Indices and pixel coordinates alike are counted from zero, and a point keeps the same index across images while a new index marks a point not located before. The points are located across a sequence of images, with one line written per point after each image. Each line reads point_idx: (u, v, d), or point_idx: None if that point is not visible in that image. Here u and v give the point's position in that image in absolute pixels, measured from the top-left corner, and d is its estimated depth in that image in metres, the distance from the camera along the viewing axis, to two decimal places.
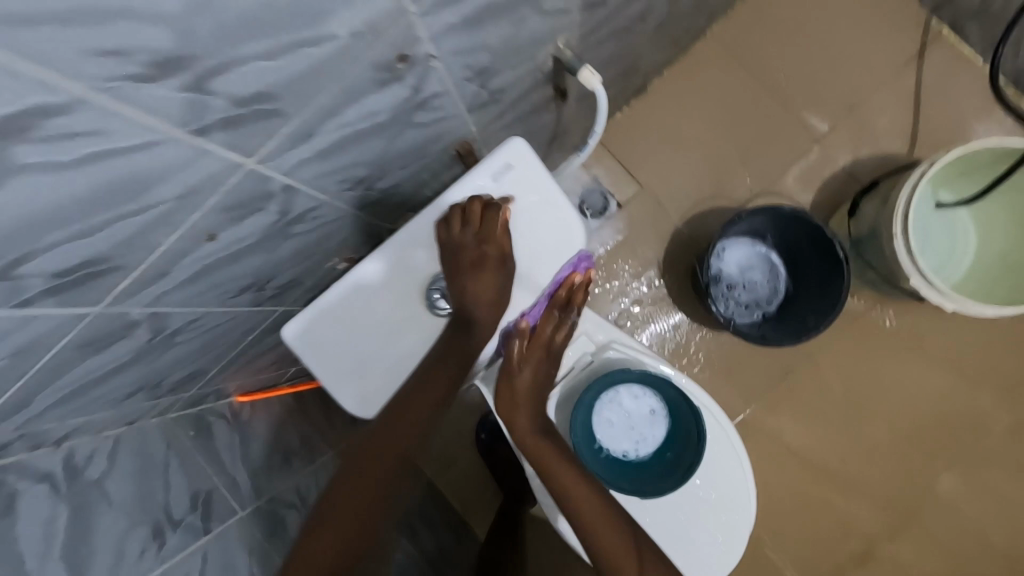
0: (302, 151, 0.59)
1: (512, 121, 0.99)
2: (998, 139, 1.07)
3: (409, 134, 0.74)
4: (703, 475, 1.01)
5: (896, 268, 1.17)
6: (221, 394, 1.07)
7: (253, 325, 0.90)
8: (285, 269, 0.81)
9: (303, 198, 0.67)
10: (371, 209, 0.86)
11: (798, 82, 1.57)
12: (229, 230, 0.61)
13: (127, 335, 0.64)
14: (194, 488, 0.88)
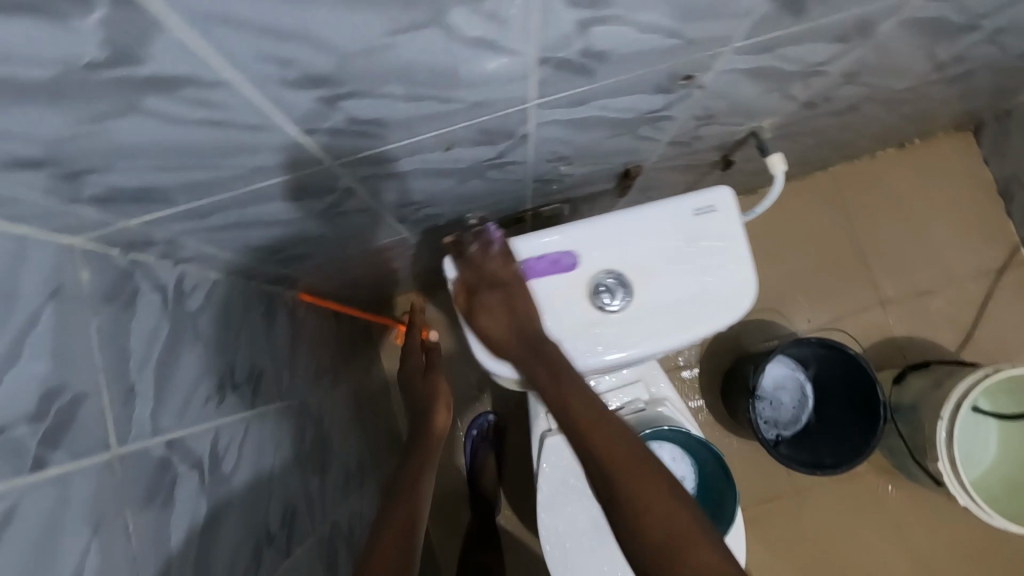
0: (565, 113, 0.63)
1: (676, 167, 1.04)
2: None
3: (620, 140, 0.78)
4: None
5: (929, 446, 1.23)
6: (294, 283, 1.06)
7: (375, 237, 0.91)
8: (446, 201, 0.82)
9: (522, 150, 0.70)
10: (536, 185, 0.89)
11: (887, 247, 1.67)
12: (462, 147, 0.63)
13: (320, 195, 0.65)
14: (253, 360, 0.86)
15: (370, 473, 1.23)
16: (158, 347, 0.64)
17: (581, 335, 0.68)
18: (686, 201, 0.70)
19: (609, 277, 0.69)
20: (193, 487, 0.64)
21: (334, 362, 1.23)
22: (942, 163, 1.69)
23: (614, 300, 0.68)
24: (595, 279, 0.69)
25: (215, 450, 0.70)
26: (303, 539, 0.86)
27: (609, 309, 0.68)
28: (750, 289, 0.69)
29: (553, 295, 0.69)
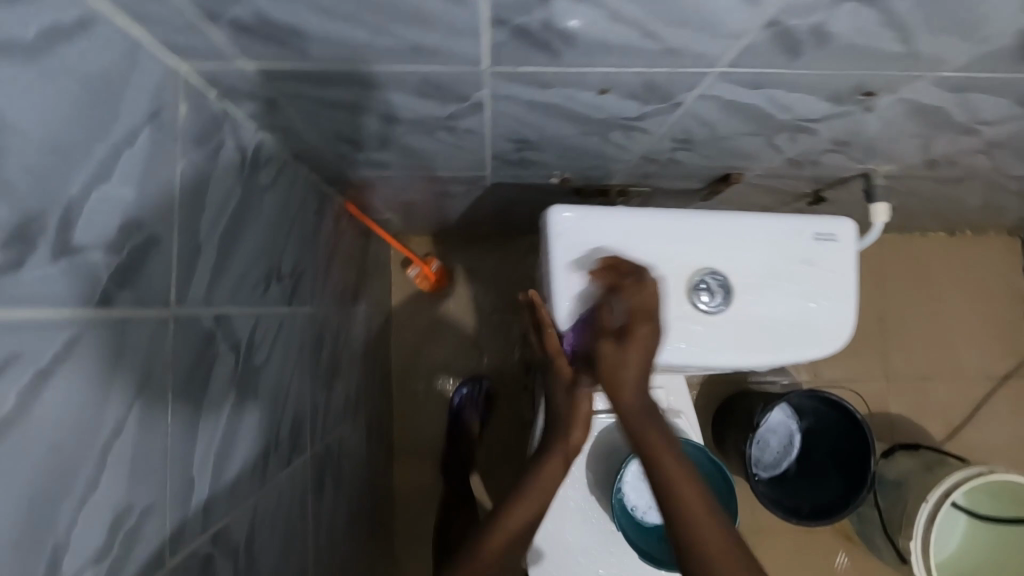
0: (734, 92, 0.58)
1: (768, 188, 0.99)
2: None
3: (750, 141, 0.73)
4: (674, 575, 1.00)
5: (905, 523, 1.26)
6: (345, 191, 0.99)
7: (456, 167, 0.85)
8: (550, 152, 0.77)
9: (663, 119, 0.65)
10: (638, 164, 0.83)
11: (909, 326, 1.68)
12: (616, 96, 0.58)
13: (445, 101, 0.59)
14: (296, 257, 0.80)
15: (362, 404, 1.19)
16: (227, 212, 0.58)
17: (673, 327, 0.65)
18: (809, 223, 0.67)
19: (714, 276, 0.65)
20: (227, 371, 0.58)
21: (356, 284, 1.17)
22: (983, 262, 1.70)
23: (712, 300, 0.65)
24: (698, 274, 0.65)
25: (251, 339, 0.64)
26: (299, 456, 0.81)
27: (707, 309, 0.65)
28: (848, 326, 0.66)
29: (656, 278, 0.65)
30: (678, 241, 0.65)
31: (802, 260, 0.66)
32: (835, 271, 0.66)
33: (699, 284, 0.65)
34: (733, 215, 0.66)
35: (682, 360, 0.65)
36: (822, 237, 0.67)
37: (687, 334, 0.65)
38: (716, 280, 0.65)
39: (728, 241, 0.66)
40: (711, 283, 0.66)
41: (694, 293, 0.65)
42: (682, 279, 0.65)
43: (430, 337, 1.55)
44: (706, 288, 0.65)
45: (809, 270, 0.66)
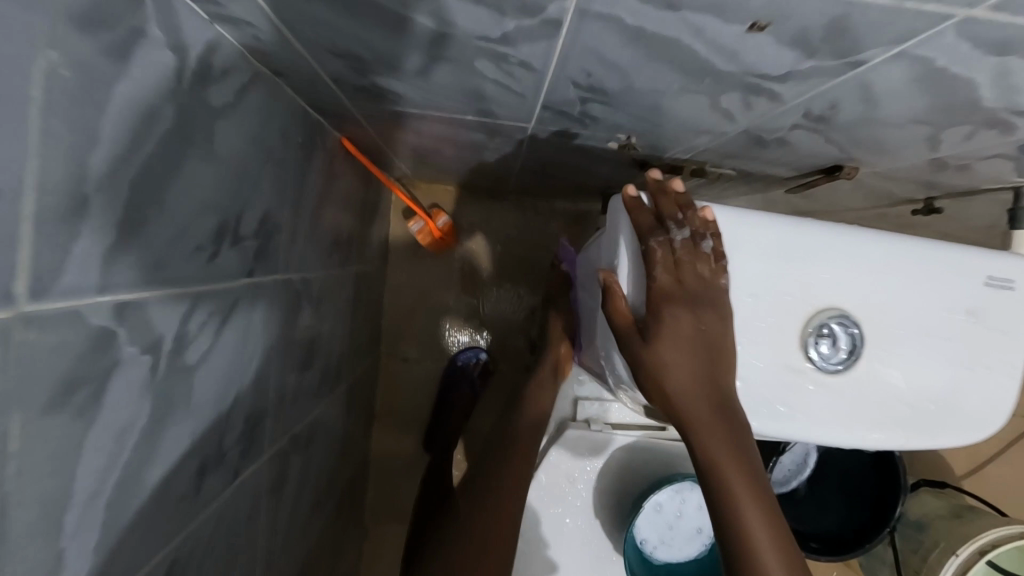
0: (958, 55, 0.37)
1: (874, 188, 0.79)
2: None
3: (910, 131, 0.52)
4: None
5: (925, 572, 1.14)
6: (342, 123, 0.77)
7: (492, 111, 0.63)
8: (627, 108, 0.55)
9: (816, 83, 0.44)
10: (735, 139, 0.62)
11: None
12: (774, 38, 0.37)
13: (503, 13, 0.37)
14: (267, 208, 0.60)
15: (343, 375, 1.02)
16: (149, 145, 0.38)
17: (776, 384, 0.47)
18: (984, 259, 0.48)
19: (840, 322, 0.46)
20: (139, 381, 0.40)
21: (347, 235, 0.97)
22: None
23: (831, 353, 0.47)
24: (820, 316, 0.46)
25: (186, 327, 0.45)
26: (257, 459, 0.64)
27: (821, 364, 0.47)
28: (1011, 404, 0.49)
29: (767, 314, 0.47)
30: (801, 266, 0.47)
31: (964, 310, 0.48)
32: (1005, 330, 0.48)
33: (821, 327, 0.47)
34: (881, 237, 0.48)
35: (774, 428, 0.47)
36: (997, 283, 0.48)
37: (791, 394, 0.47)
38: (846, 326, 0.47)
39: (867, 273, 0.47)
40: (837, 330, 0.47)
41: (811, 342, 0.46)
42: (794, 320, 0.47)
43: (428, 298, 1.36)
44: (828, 335, 0.47)
45: (972, 325, 0.48)
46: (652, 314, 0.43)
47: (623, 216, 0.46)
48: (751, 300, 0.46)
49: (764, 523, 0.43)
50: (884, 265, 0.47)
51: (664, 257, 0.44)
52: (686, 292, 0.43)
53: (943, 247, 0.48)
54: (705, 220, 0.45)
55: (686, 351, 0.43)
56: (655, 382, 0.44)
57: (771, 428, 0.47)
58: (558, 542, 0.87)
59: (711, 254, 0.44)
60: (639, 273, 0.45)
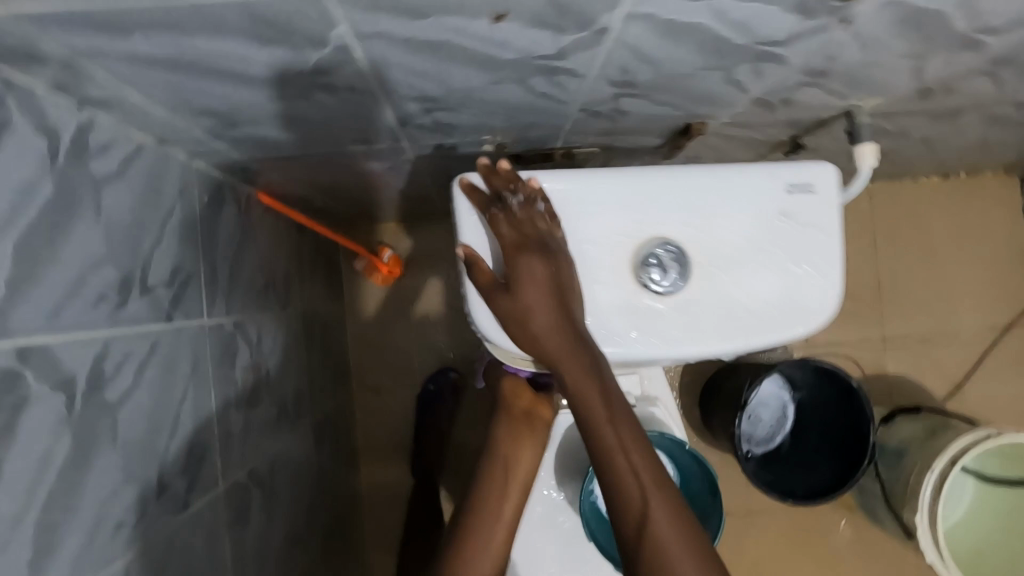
0: (672, 7, 0.44)
1: (737, 138, 0.86)
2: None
3: (706, 78, 0.60)
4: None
5: (908, 495, 1.17)
6: (250, 178, 0.85)
7: (365, 139, 0.71)
8: (466, 110, 0.63)
9: (588, 55, 0.51)
10: (581, 118, 0.70)
11: (904, 281, 1.55)
12: (519, 24, 0.44)
13: (297, 49, 0.45)
14: (177, 260, 0.67)
15: (306, 412, 1.07)
16: (30, 215, 0.45)
17: (622, 314, 0.55)
18: (783, 168, 0.55)
19: (666, 247, 0.54)
20: (54, 415, 0.46)
21: (287, 279, 1.04)
22: (986, 203, 1.56)
23: (666, 277, 0.54)
24: (644, 247, 0.54)
25: (100, 367, 0.52)
26: (208, 490, 0.68)
27: (661, 288, 0.54)
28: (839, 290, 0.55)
29: (602, 256, 0.55)
30: (623, 209, 0.55)
31: (777, 213, 0.55)
32: (818, 227, 0.55)
33: (649, 257, 0.54)
34: (689, 168, 0.55)
35: (633, 351, 0.54)
36: (804, 187, 0.55)
37: (640, 317, 0.54)
38: (667, 246, 0.54)
39: (683, 201, 0.55)
40: (663, 257, 0.55)
41: (646, 271, 0.54)
42: (626, 256, 0.55)
43: (390, 330, 1.42)
44: (658, 264, 0.55)
45: (787, 227, 0.55)
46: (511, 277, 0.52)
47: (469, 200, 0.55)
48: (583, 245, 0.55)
49: (626, 442, 0.53)
50: (696, 191, 0.55)
51: (501, 220, 0.53)
52: (528, 246, 0.52)
53: (749, 167, 0.55)
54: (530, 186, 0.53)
55: (538, 297, 0.52)
56: (523, 337, 0.53)
57: (633, 354, 0.55)
58: (532, 527, 0.89)
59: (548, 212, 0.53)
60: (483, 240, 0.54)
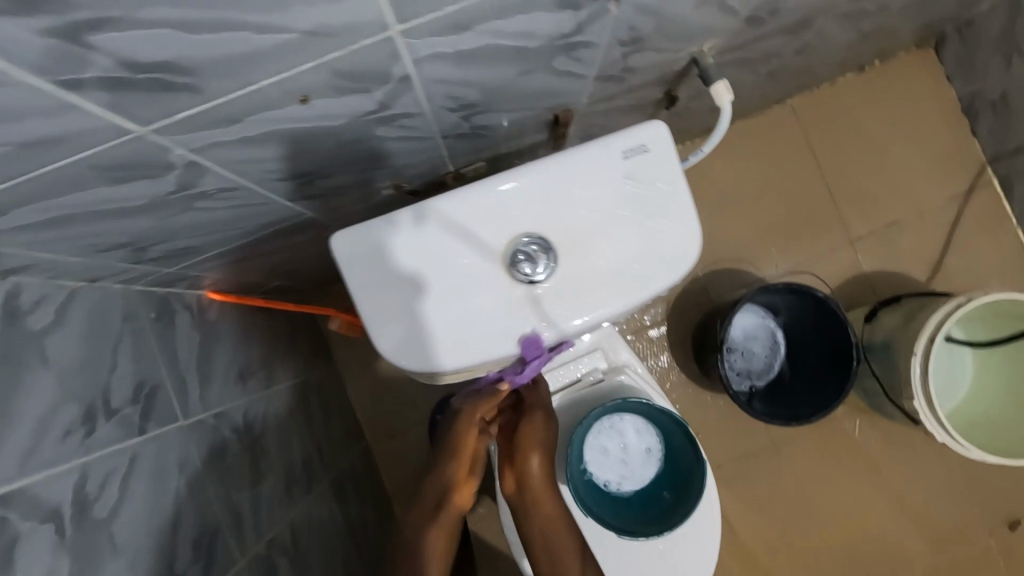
0: (448, 42, 0.50)
1: (613, 109, 0.92)
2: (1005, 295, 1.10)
3: (534, 77, 0.65)
4: (669, 538, 0.93)
5: (904, 384, 1.19)
6: (195, 283, 0.92)
7: (273, 222, 0.78)
8: (341, 171, 0.70)
9: (408, 98, 0.57)
10: (451, 143, 0.76)
11: (854, 179, 1.56)
12: (326, 99, 0.51)
13: (154, 178, 0.52)
14: (139, 377, 0.74)
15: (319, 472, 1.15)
16: None
17: (519, 304, 0.67)
18: (620, 140, 0.66)
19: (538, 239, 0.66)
20: (48, 545, 0.53)
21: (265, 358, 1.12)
22: (909, 81, 1.58)
23: (539, 266, 0.66)
24: (512, 245, 0.66)
25: (82, 492, 0.59)
26: (227, 570, 0.75)
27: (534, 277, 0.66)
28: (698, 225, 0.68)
29: (481, 258, 0.66)
30: (496, 217, 0.67)
31: (625, 177, 0.67)
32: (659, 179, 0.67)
33: (521, 255, 0.66)
34: (544, 162, 0.66)
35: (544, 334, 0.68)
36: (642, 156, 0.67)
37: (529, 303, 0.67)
38: (536, 240, 0.66)
39: (542, 193, 0.66)
40: (534, 251, 0.66)
41: (515, 265, 0.66)
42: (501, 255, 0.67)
43: (384, 374, 1.49)
44: (529, 257, 0.66)
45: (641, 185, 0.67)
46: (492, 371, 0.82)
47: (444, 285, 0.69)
48: (464, 253, 0.66)
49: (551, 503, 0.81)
50: (555, 181, 0.67)
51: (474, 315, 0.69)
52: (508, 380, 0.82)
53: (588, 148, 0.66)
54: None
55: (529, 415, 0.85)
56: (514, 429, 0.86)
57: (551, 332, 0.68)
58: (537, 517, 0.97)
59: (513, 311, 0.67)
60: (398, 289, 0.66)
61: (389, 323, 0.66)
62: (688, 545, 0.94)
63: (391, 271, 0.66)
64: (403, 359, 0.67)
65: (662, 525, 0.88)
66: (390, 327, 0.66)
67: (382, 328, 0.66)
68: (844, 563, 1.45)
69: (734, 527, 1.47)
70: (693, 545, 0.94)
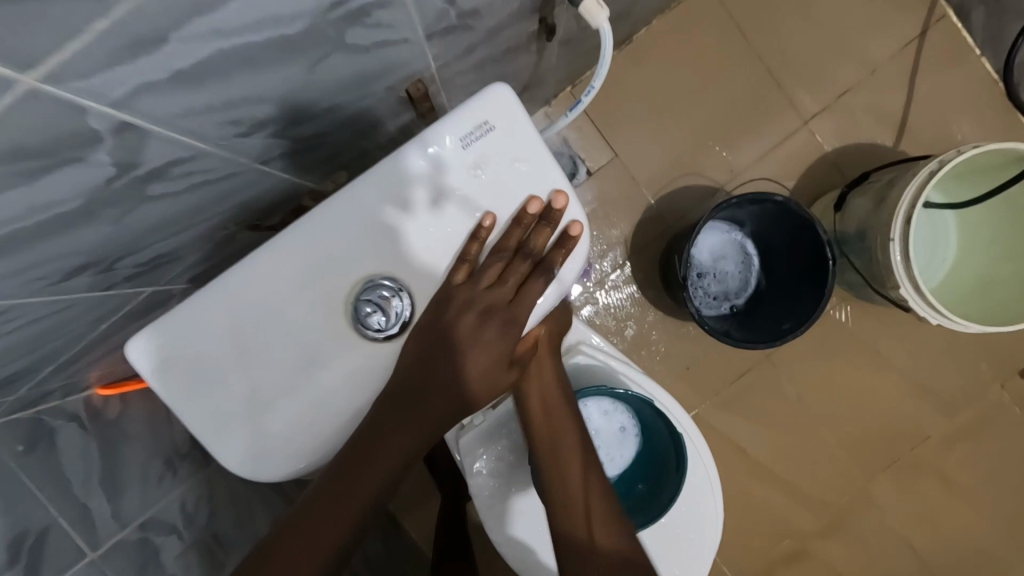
0: (151, 68, 0.35)
1: (482, 61, 0.76)
2: (983, 148, 0.97)
3: (337, 62, 0.50)
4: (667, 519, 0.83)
5: (886, 273, 1.08)
6: (72, 389, 0.80)
7: (105, 315, 0.64)
8: (150, 243, 0.56)
9: (157, 145, 0.43)
10: (282, 164, 0.62)
11: (796, 51, 1.38)
12: (13, 192, 0.36)
13: None
14: (16, 530, 0.64)
15: None
16: None
17: (372, 370, 0.60)
18: (455, 125, 0.60)
19: (388, 280, 0.60)
20: None
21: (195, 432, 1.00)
22: None
23: (387, 316, 0.60)
24: (357, 291, 0.59)
25: None
26: None
27: (387, 330, 0.60)
28: (577, 203, 0.64)
29: (317, 322, 0.59)
30: (333, 266, 0.59)
31: (471, 166, 0.61)
32: (503, 164, 0.61)
33: (361, 304, 0.59)
34: (371, 179, 0.59)
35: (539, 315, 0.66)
36: (489, 142, 0.61)
37: (383, 361, 0.61)
38: (388, 282, 0.60)
39: (371, 223, 0.60)
40: (386, 294, 0.60)
41: (356, 321, 0.59)
42: (343, 309, 0.60)
43: None
44: (371, 304, 0.59)
45: (492, 170, 0.61)
46: (515, 293, 0.63)
47: (498, 231, 0.62)
48: (297, 321, 0.59)
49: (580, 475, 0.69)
50: (433, 181, 0.60)
51: (532, 252, 0.63)
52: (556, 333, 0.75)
53: (419, 150, 0.60)
54: (571, 235, 0.64)
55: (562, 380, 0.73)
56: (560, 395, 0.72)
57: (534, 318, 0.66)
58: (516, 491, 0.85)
59: (570, 254, 0.64)
60: (231, 385, 0.58)
61: (230, 425, 0.59)
62: (692, 517, 0.84)
63: (228, 364, 0.58)
64: (260, 468, 0.60)
65: (650, 513, 0.80)
66: (228, 440, 0.58)
67: (220, 442, 0.59)
68: (863, 453, 1.38)
69: (746, 452, 1.38)
70: (697, 517, 0.84)
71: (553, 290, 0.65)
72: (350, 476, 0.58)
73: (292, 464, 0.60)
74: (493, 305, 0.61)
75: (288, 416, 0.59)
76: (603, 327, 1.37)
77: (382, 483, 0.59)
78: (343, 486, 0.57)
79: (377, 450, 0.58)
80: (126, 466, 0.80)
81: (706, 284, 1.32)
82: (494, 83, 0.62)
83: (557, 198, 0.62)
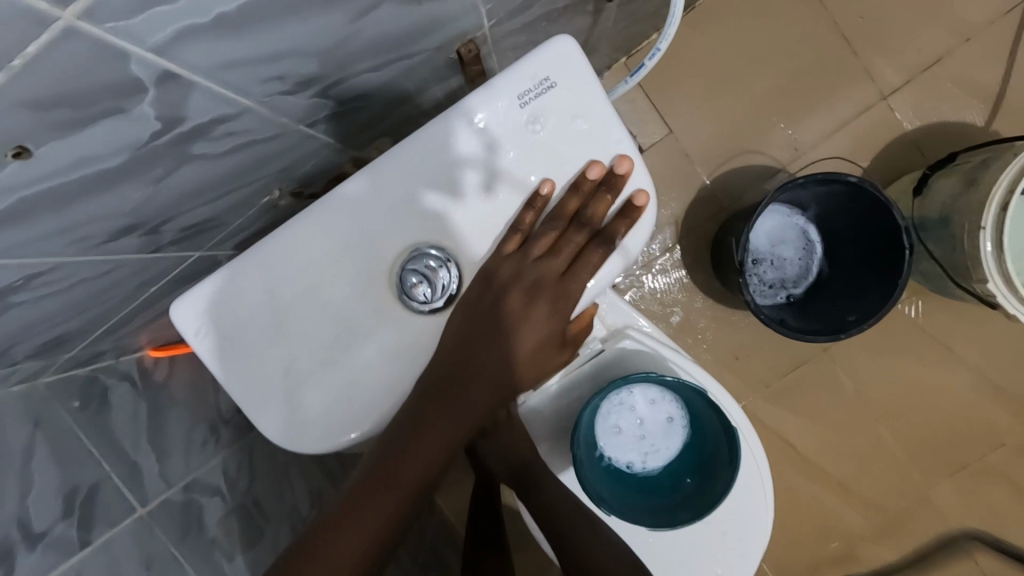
0: (192, 8, 0.33)
1: (535, 22, 0.71)
2: None
3: (386, 13, 0.48)
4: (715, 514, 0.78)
5: (972, 266, 0.98)
6: (124, 350, 0.82)
7: (153, 278, 0.64)
8: (193, 205, 0.55)
9: (200, 99, 0.41)
10: (327, 127, 0.60)
11: (876, 18, 1.26)
12: (55, 142, 0.35)
13: None
14: (71, 482, 0.66)
15: None
16: None
17: (417, 343, 0.58)
18: (514, 81, 0.56)
19: (434, 249, 0.57)
20: None
21: None
22: None
23: (432, 288, 0.57)
24: (404, 260, 0.57)
25: None
26: None
27: (433, 302, 0.57)
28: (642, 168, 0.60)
29: (361, 293, 0.57)
30: (382, 233, 0.57)
31: (529, 125, 0.57)
32: (562, 124, 0.57)
33: (407, 273, 0.57)
34: (424, 141, 0.56)
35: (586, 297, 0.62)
36: (549, 100, 0.57)
37: (429, 335, 0.58)
38: (436, 251, 0.57)
39: (421, 190, 0.57)
40: (432, 265, 0.57)
41: (399, 291, 0.57)
42: (388, 278, 0.58)
43: None
44: (416, 274, 0.57)
45: (549, 133, 0.57)
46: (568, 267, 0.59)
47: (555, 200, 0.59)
48: (340, 290, 0.57)
49: None
50: (488, 142, 0.57)
51: (592, 223, 0.59)
52: None
53: (473, 109, 0.56)
54: (636, 205, 0.59)
55: None
56: None
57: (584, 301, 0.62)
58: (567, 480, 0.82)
59: (634, 224, 0.60)
60: (270, 354, 0.57)
61: (268, 396, 0.57)
62: (741, 517, 0.79)
63: (271, 335, 0.57)
64: (296, 442, 0.58)
65: (699, 506, 0.75)
66: (266, 410, 0.57)
67: (258, 411, 0.57)
68: (925, 458, 1.28)
69: (796, 449, 1.31)
70: (745, 512, 0.79)
71: (611, 265, 0.61)
72: (397, 458, 0.56)
73: (330, 440, 0.58)
74: (548, 279, 0.58)
75: (326, 389, 0.58)
76: (649, 312, 1.32)
77: (431, 465, 0.57)
78: (392, 466, 0.56)
79: (425, 430, 0.57)
80: (174, 426, 0.82)
81: (760, 269, 1.24)
82: (556, 36, 0.57)
83: (620, 163, 0.58)
